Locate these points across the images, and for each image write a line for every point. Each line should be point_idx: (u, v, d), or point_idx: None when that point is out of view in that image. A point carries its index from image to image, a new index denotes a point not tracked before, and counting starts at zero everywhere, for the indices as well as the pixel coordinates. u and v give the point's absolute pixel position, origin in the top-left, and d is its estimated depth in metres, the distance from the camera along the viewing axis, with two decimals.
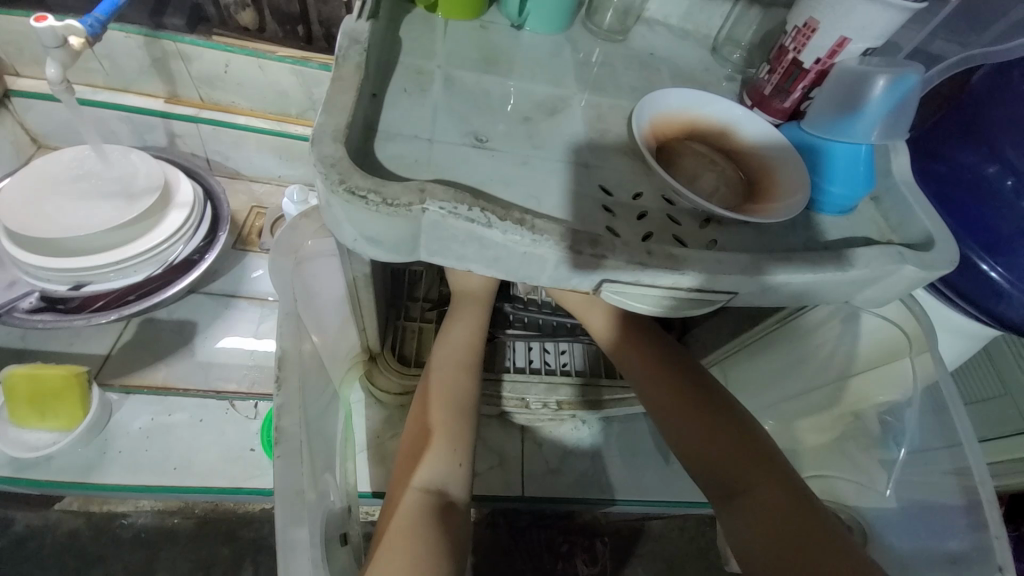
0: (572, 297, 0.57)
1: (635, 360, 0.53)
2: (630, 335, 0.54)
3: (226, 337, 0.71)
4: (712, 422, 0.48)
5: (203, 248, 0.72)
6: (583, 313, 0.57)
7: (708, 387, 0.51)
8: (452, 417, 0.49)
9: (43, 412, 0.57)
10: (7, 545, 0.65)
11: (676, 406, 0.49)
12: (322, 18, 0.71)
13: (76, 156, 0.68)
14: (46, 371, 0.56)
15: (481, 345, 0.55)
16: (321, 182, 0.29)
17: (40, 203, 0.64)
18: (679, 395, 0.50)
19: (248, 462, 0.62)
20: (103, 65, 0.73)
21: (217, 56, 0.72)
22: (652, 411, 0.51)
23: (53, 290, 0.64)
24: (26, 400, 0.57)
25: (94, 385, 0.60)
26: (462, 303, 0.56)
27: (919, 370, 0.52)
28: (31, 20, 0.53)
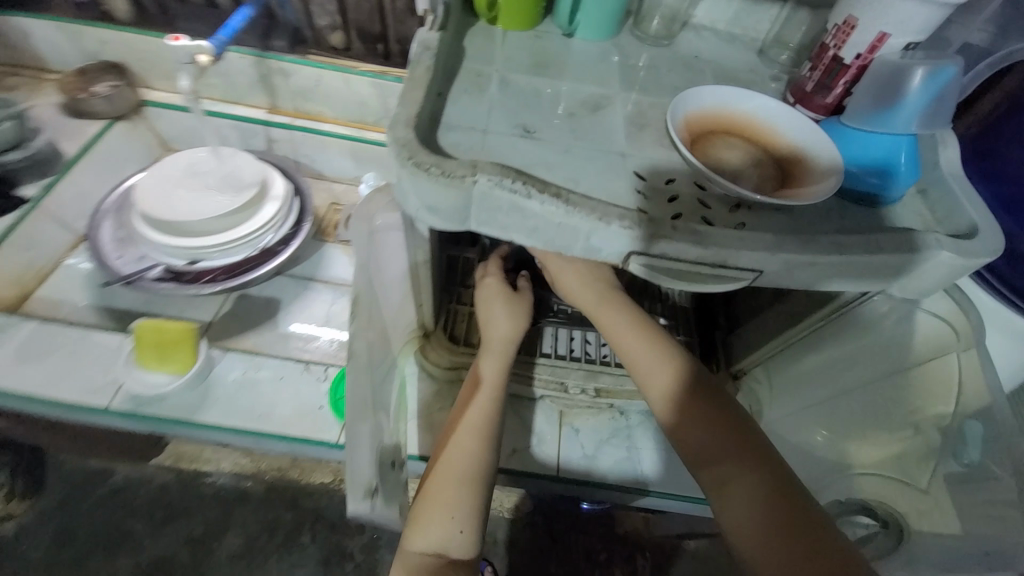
0: (584, 293, 0.57)
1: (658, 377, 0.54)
2: (649, 343, 0.55)
3: (306, 313, 0.82)
4: (705, 417, 0.51)
5: (288, 237, 0.83)
6: (603, 320, 0.57)
7: (703, 384, 0.54)
8: (456, 480, 0.51)
9: (162, 358, 0.69)
10: (113, 489, 1.04)
11: (676, 405, 0.53)
12: (399, 37, 0.82)
13: (197, 156, 0.83)
14: (168, 324, 0.68)
15: (496, 408, 0.57)
16: (394, 160, 0.36)
17: (170, 192, 0.78)
18: (676, 388, 0.53)
19: (317, 418, 0.70)
20: (221, 81, 0.88)
21: (311, 72, 0.85)
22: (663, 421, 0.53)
23: (174, 263, 0.77)
24: (150, 347, 0.68)
25: (202, 340, 0.72)
26: (490, 353, 0.60)
27: (967, 372, 0.52)
28: (170, 41, 0.68)
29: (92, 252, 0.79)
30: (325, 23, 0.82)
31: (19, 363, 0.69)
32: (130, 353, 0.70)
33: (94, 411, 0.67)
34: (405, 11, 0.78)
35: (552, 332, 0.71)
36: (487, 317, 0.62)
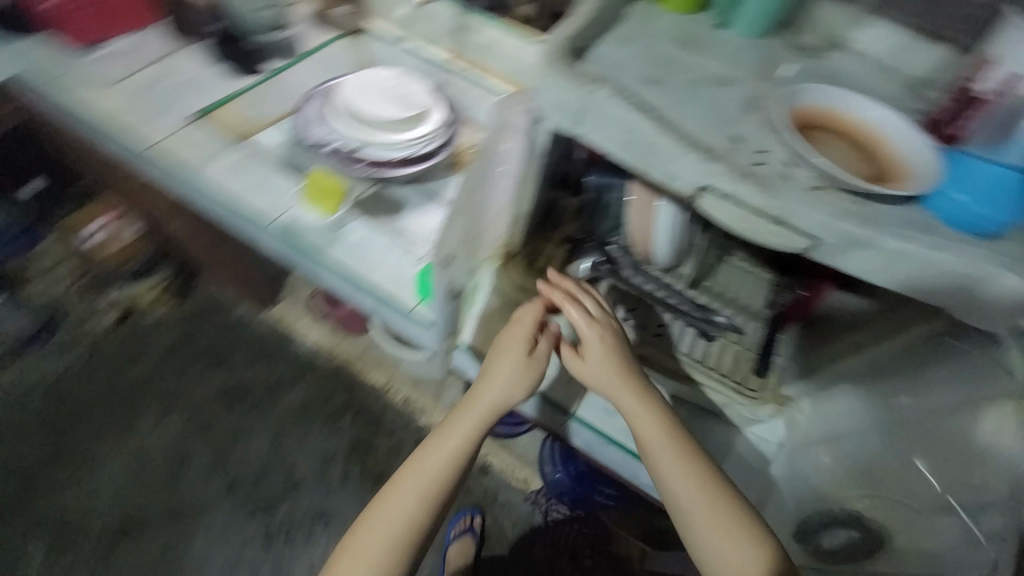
0: (604, 376, 0.67)
1: (686, 487, 0.61)
2: (663, 436, 0.64)
3: (424, 222, 0.96)
4: (728, 526, 0.59)
5: (433, 153, 0.98)
6: (632, 410, 0.66)
7: (722, 490, 0.61)
8: (399, 540, 0.63)
9: (316, 200, 0.88)
10: (220, 306, 1.58)
11: (702, 507, 0.60)
12: None
13: (388, 74, 1.03)
14: (332, 179, 0.88)
15: (462, 464, 0.67)
16: (542, 65, 0.47)
17: (363, 95, 0.99)
18: (701, 491, 0.61)
19: (403, 288, 0.84)
20: (425, 24, 1.08)
21: (496, 31, 1.01)
22: (686, 523, 0.61)
23: (343, 146, 0.94)
24: (312, 189, 0.88)
25: (346, 201, 0.91)
26: (472, 407, 0.68)
27: (995, 430, 0.56)
28: None
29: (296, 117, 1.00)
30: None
31: (226, 172, 0.90)
32: (297, 191, 0.89)
33: (260, 223, 0.87)
34: None
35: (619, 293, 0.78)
36: (489, 368, 0.69)
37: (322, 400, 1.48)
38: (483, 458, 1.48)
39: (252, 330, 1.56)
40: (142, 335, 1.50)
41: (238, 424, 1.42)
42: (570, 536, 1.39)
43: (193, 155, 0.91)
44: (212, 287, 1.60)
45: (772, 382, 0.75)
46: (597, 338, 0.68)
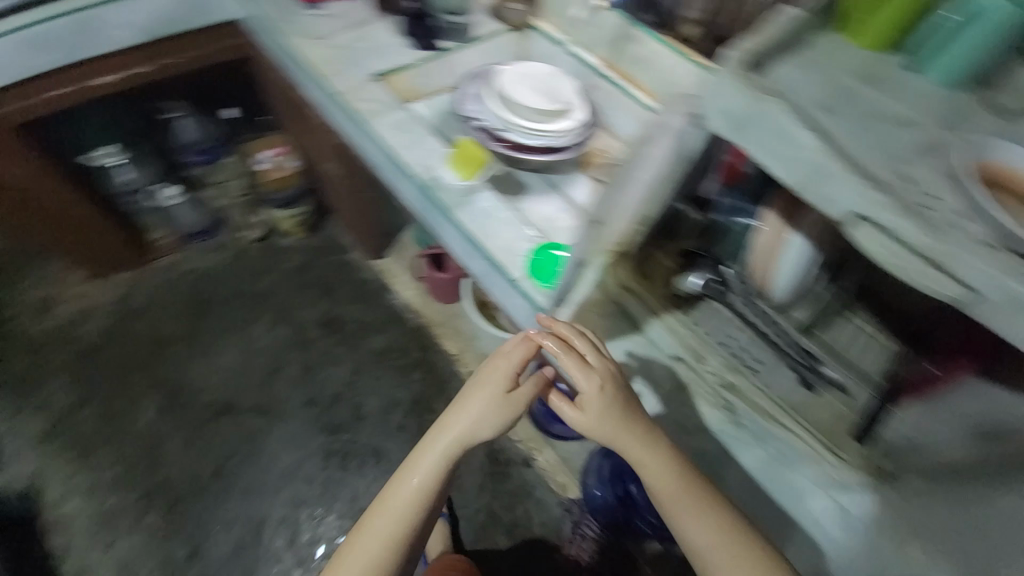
0: (593, 425, 0.74)
1: (694, 526, 0.71)
2: (676, 481, 0.74)
3: (540, 207, 1.03)
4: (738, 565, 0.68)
5: (567, 148, 1.04)
6: (637, 453, 0.74)
7: (733, 529, 0.71)
8: (389, 554, 0.74)
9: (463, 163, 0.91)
10: (339, 247, 1.79)
11: (717, 544, 0.70)
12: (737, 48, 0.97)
13: (545, 69, 1.10)
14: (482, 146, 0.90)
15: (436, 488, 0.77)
16: (719, 70, 0.49)
17: (519, 83, 1.08)
18: (714, 532, 0.70)
19: (514, 259, 0.85)
20: (589, 30, 1.16)
21: (656, 47, 1.06)
22: (704, 560, 0.70)
23: (489, 124, 1.03)
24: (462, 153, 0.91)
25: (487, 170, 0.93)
26: (443, 439, 0.78)
27: None
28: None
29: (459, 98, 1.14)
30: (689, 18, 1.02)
31: (391, 127, 0.97)
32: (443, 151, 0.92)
33: (407, 174, 0.92)
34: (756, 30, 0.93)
35: (722, 316, 0.77)
36: (463, 405, 0.78)
37: (400, 352, 1.61)
38: (528, 451, 1.51)
39: (358, 274, 1.75)
40: (273, 254, 1.74)
41: (327, 351, 1.59)
42: (592, 554, 1.36)
43: (367, 106, 1.00)
44: (337, 230, 1.82)
45: (873, 453, 0.67)
46: (592, 386, 0.73)
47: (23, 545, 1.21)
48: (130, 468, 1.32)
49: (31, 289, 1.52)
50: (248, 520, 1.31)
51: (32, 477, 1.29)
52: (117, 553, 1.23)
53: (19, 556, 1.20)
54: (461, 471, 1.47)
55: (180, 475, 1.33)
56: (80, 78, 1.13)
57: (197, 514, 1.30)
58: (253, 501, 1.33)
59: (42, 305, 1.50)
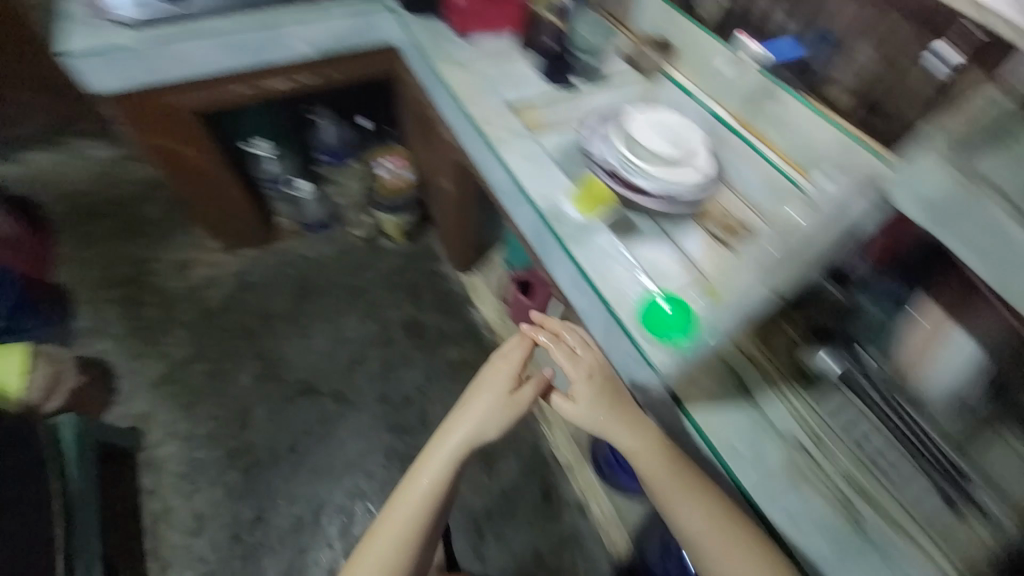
0: (583, 412, 0.79)
1: (686, 513, 0.70)
2: (662, 468, 0.73)
3: (649, 250, 1.01)
4: (734, 548, 0.67)
5: (687, 198, 1.03)
6: (625, 439, 0.77)
7: (727, 514, 0.69)
8: (408, 537, 0.79)
9: (589, 202, 0.93)
10: (432, 256, 1.89)
11: (712, 530, 0.68)
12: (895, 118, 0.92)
13: (673, 118, 1.10)
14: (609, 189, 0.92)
15: (449, 477, 0.82)
16: (920, 150, 0.46)
17: (646, 128, 1.08)
18: (709, 516, 0.69)
19: (623, 301, 0.81)
20: (724, 84, 1.15)
21: (798, 106, 1.00)
22: (699, 544, 0.69)
23: (610, 163, 1.03)
24: (590, 194, 0.93)
25: (610, 211, 0.94)
26: (453, 431, 0.84)
27: None
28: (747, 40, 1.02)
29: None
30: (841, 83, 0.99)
31: (519, 155, 1.00)
32: (568, 185, 0.94)
33: (527, 201, 0.94)
34: (922, 103, 0.88)
35: (849, 407, 0.70)
36: (468, 400, 0.86)
37: (472, 368, 1.65)
38: (582, 495, 1.46)
39: (445, 284, 1.83)
40: (373, 253, 1.87)
41: (406, 352, 1.66)
42: None
43: (499, 133, 1.04)
44: (432, 240, 1.92)
45: None
46: (580, 376, 0.80)
47: (120, 477, 1.34)
48: (221, 426, 1.44)
49: (176, 250, 1.74)
50: (310, 501, 1.37)
51: (140, 417, 1.43)
52: (196, 503, 1.33)
53: (118, 486, 1.33)
54: (514, 501, 1.45)
55: (261, 443, 1.43)
56: (257, 81, 1.30)
57: (268, 483, 1.38)
58: (318, 483, 1.40)
59: (181, 266, 1.71)
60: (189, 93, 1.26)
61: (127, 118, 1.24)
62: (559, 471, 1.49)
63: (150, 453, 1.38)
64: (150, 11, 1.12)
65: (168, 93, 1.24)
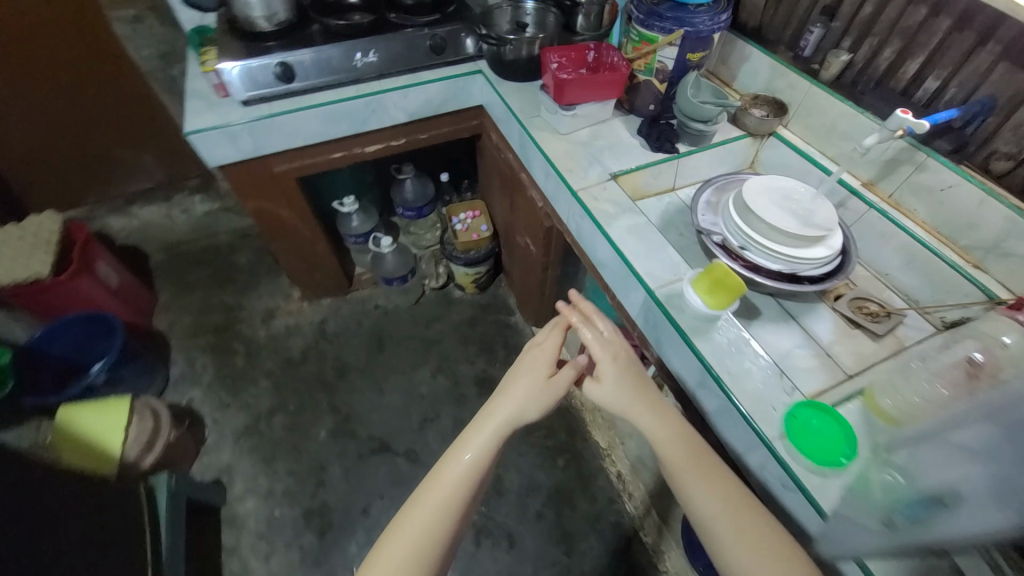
0: (610, 390, 0.83)
1: (703, 491, 0.72)
2: (681, 445, 0.77)
3: (775, 337, 0.91)
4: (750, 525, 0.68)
5: (817, 280, 0.93)
6: (651, 425, 0.79)
7: (740, 491, 0.72)
8: (439, 515, 0.77)
9: (711, 290, 0.79)
10: (504, 308, 1.86)
11: (730, 507, 0.70)
12: None
13: (793, 186, 1.00)
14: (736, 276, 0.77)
15: (484, 458, 0.82)
16: None
17: (765, 196, 0.97)
18: (724, 492, 0.71)
19: (765, 412, 0.72)
20: (849, 148, 1.05)
21: (950, 177, 0.90)
22: (717, 522, 0.70)
23: (730, 240, 0.96)
24: (711, 278, 0.79)
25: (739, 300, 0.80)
26: (491, 411, 0.86)
27: None
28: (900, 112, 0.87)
29: (685, 202, 1.12)
30: (1002, 151, 0.87)
31: (627, 232, 0.94)
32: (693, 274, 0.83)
33: (642, 287, 0.86)
34: None
35: None
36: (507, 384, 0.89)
37: (547, 431, 1.59)
38: None
39: (517, 338, 1.79)
40: (447, 304, 1.86)
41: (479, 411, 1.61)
42: None
43: (606, 207, 0.99)
44: (504, 292, 1.90)
45: None
46: (606, 356, 0.85)
47: (204, 534, 1.35)
48: (299, 484, 1.44)
49: (261, 299, 1.81)
50: None
51: (224, 470, 1.45)
52: (273, 566, 1.32)
53: (202, 542, 1.34)
54: None
55: (336, 504, 1.41)
56: (353, 146, 1.36)
57: (344, 549, 1.35)
58: None
59: (267, 315, 1.77)
60: (292, 161, 1.31)
61: (235, 187, 1.30)
62: (645, 555, 1.37)
63: (232, 509, 1.39)
64: (261, 88, 1.17)
65: (275, 161, 1.30)
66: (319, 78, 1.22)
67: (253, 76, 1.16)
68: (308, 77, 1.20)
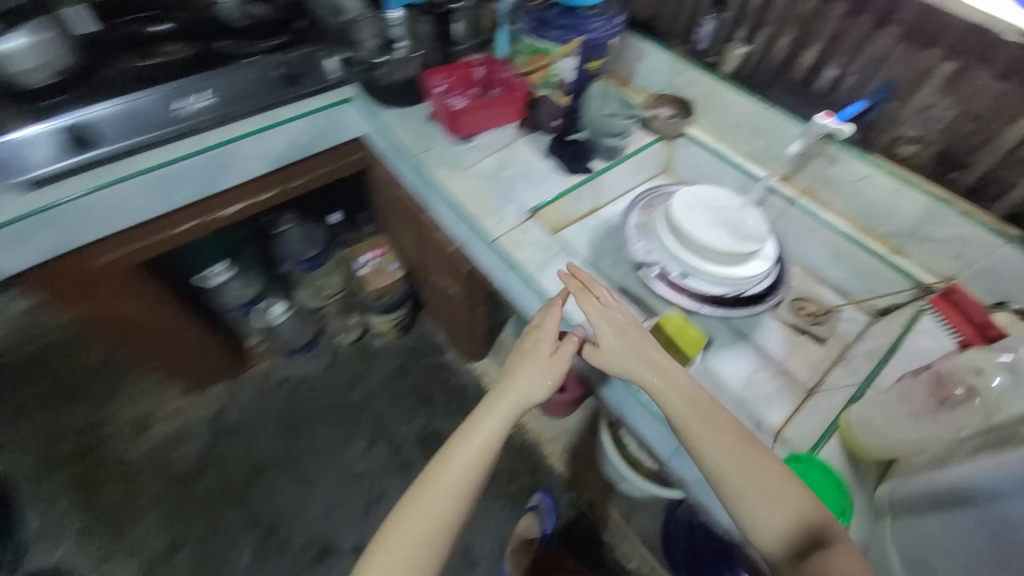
0: (615, 354, 0.73)
1: (722, 450, 0.64)
2: (696, 403, 0.67)
3: (733, 366, 0.84)
4: (774, 484, 0.61)
5: (760, 296, 0.87)
6: (656, 382, 0.69)
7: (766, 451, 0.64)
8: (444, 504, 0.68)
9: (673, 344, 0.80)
10: (434, 347, 1.68)
11: (754, 468, 0.62)
12: (987, 172, 0.80)
13: (716, 194, 0.93)
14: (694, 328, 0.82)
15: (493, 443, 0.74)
16: None
17: (693, 211, 0.89)
18: (746, 452, 0.63)
19: None
20: (761, 144, 1.01)
21: (863, 168, 0.89)
22: (741, 482, 0.62)
23: (669, 268, 0.88)
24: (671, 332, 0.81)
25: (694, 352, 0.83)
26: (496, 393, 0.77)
27: None
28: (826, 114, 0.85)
29: (610, 224, 1.02)
30: (907, 135, 0.86)
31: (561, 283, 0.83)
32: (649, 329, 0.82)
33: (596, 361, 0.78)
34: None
35: None
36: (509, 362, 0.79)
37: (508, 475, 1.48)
38: None
39: (456, 378, 1.63)
40: (368, 358, 1.65)
41: None
42: None
43: (530, 255, 0.86)
44: (430, 329, 1.72)
45: None
46: (605, 322, 0.75)
47: None
48: None
49: (130, 403, 1.47)
50: None
51: None
52: None
53: None
54: None
55: None
56: (205, 211, 1.09)
57: None
58: None
59: (141, 422, 1.45)
60: (128, 245, 1.03)
61: (42, 295, 0.98)
62: None
63: None
64: (53, 164, 0.86)
65: (95, 251, 1.00)
66: (135, 137, 0.91)
67: (36, 151, 0.84)
68: (117, 138, 0.89)
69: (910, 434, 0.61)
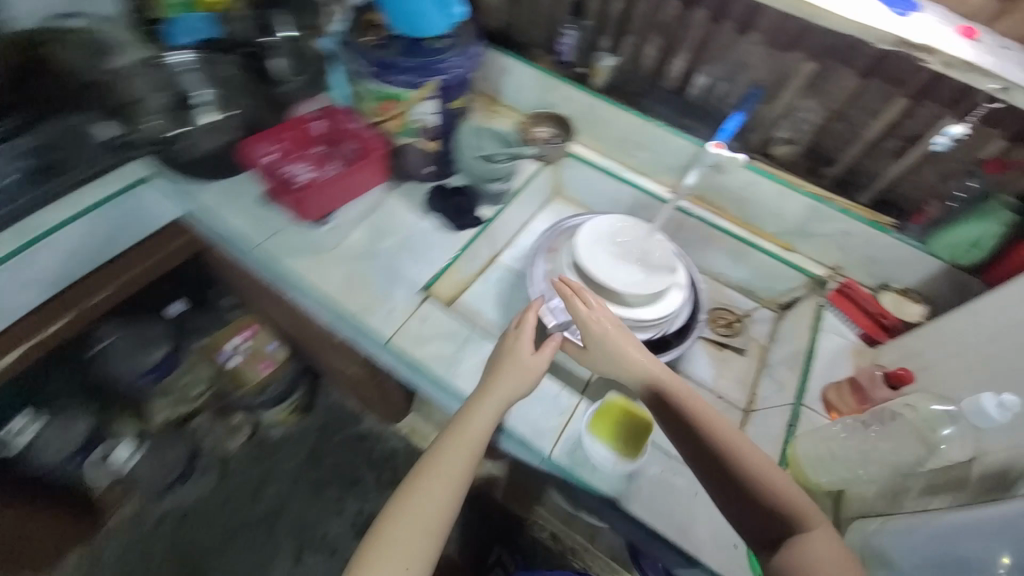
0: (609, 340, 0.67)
1: (707, 433, 0.60)
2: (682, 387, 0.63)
3: None
4: (757, 467, 0.58)
5: (682, 327, 0.83)
6: (642, 370, 0.65)
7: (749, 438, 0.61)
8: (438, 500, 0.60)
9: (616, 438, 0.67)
10: (348, 417, 1.47)
11: (738, 450, 0.59)
12: (854, 166, 0.83)
13: (615, 225, 0.86)
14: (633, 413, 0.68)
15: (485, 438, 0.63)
16: None
17: (598, 253, 0.82)
18: (730, 435, 0.60)
19: (733, 557, 0.61)
20: (646, 157, 0.96)
21: (748, 176, 0.87)
22: (726, 462, 0.58)
23: None
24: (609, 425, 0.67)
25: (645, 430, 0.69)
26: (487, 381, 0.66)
27: None
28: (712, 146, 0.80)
29: (515, 272, 0.92)
30: (780, 136, 0.86)
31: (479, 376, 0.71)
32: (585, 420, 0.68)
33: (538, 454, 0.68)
34: (885, 152, 0.79)
35: None
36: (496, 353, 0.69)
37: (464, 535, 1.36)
38: None
39: (382, 445, 1.44)
40: (273, 452, 1.39)
41: None
42: None
43: (436, 351, 0.72)
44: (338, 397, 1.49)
45: None
46: (599, 319, 0.68)
47: None
48: None
49: None
50: None
51: None
52: None
53: None
54: None
55: None
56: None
57: None
58: None
59: None
60: None
61: None
62: None
63: None
64: None
65: None
66: None
67: None
68: None
69: (855, 469, 0.63)
